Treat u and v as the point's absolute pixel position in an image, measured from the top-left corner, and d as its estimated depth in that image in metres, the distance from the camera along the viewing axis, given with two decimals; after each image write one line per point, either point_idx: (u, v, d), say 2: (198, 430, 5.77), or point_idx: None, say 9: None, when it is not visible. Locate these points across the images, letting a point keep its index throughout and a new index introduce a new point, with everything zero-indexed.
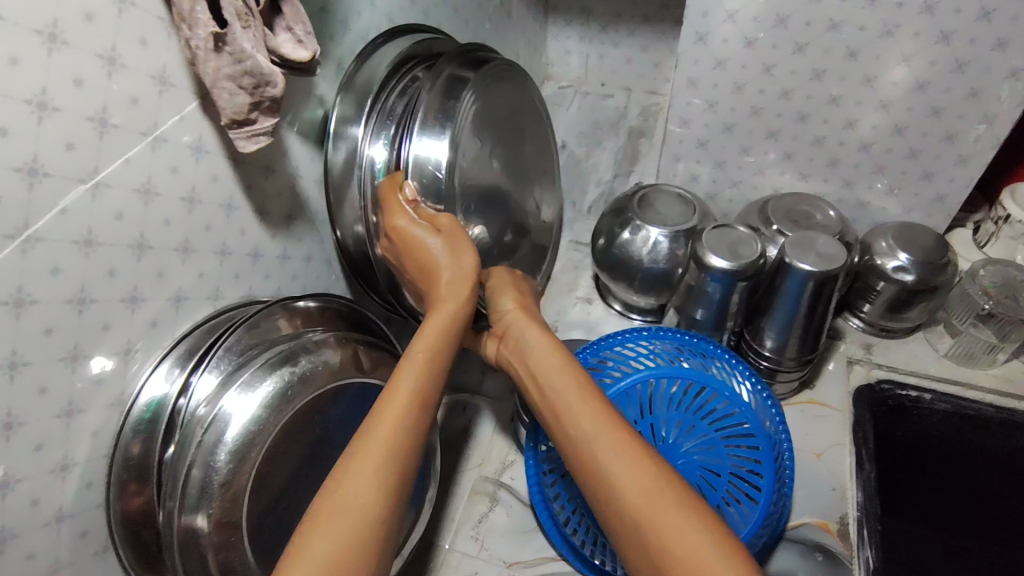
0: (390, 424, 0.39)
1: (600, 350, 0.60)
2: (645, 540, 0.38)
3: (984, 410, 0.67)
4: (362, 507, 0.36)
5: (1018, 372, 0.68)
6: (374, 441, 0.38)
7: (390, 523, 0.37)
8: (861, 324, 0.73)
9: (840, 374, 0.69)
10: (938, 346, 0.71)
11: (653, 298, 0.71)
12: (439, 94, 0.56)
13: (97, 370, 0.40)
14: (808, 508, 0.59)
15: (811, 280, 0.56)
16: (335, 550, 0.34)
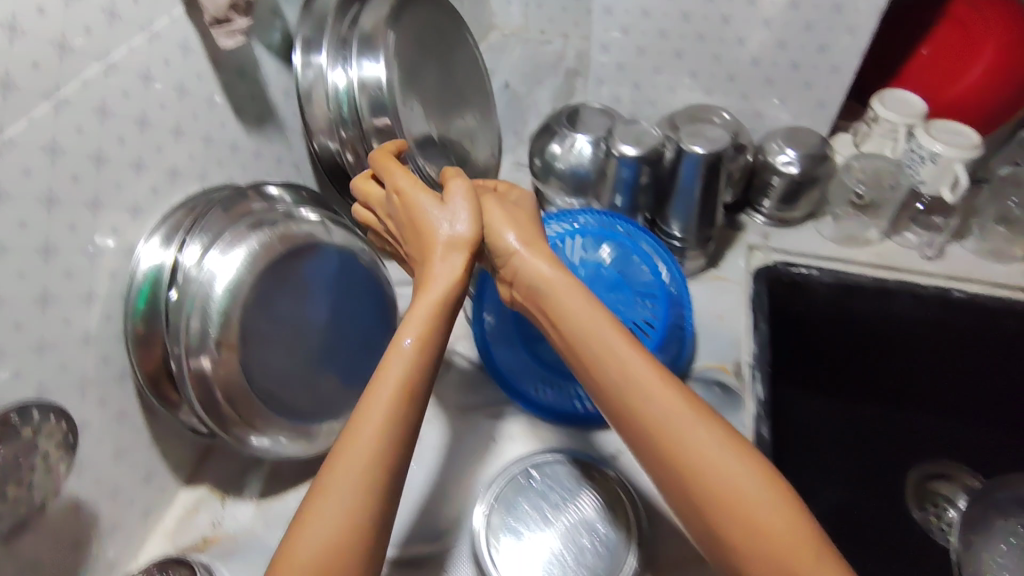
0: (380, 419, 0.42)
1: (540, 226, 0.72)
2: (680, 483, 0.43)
3: (862, 280, 0.78)
4: (356, 500, 0.41)
5: (889, 249, 0.81)
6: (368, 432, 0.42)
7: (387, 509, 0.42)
8: (763, 219, 0.85)
9: (743, 260, 0.81)
10: (823, 232, 0.84)
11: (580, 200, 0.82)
12: (373, 14, 0.69)
13: (100, 241, 0.49)
14: (708, 356, 0.72)
15: (702, 160, 0.68)
16: (331, 538, 0.40)
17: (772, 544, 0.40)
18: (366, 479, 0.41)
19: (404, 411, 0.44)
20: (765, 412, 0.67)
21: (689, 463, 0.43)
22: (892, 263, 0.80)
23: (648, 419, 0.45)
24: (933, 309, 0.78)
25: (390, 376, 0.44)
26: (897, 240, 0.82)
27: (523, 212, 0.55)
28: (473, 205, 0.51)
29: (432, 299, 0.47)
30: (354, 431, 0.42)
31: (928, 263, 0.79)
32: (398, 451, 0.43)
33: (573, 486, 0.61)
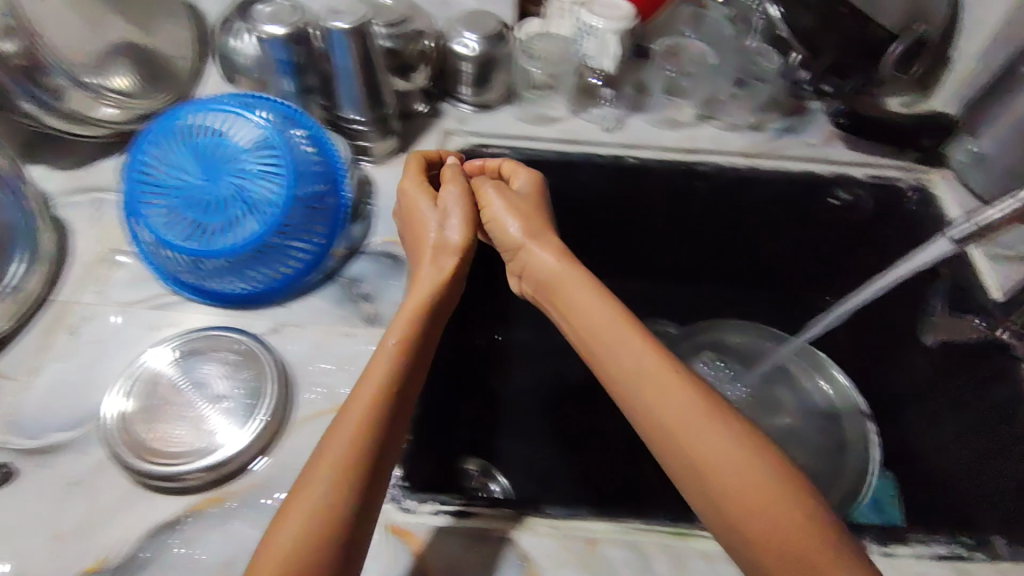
0: (355, 419, 0.49)
1: (174, 123, 0.68)
2: (688, 463, 0.48)
3: (547, 155, 0.85)
4: (315, 501, 0.46)
5: (574, 125, 0.88)
6: (340, 434, 0.49)
7: (342, 512, 0.46)
8: (467, 107, 0.88)
9: (436, 143, 0.85)
10: (518, 114, 0.88)
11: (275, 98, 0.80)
12: None
13: None
14: (384, 232, 0.75)
15: (348, 38, 0.68)
16: (291, 539, 0.45)
17: (738, 510, 0.45)
18: (334, 476, 0.47)
19: (388, 390, 0.52)
20: None
21: (688, 432, 0.48)
22: (577, 138, 0.87)
23: (629, 390, 0.53)
24: (613, 177, 0.86)
25: (375, 372, 0.52)
26: (582, 117, 0.88)
27: (525, 201, 0.69)
28: (467, 214, 0.65)
29: (417, 294, 0.58)
30: (336, 426, 0.49)
31: (605, 134, 0.87)
32: (360, 461, 0.48)
33: (239, 359, 0.64)
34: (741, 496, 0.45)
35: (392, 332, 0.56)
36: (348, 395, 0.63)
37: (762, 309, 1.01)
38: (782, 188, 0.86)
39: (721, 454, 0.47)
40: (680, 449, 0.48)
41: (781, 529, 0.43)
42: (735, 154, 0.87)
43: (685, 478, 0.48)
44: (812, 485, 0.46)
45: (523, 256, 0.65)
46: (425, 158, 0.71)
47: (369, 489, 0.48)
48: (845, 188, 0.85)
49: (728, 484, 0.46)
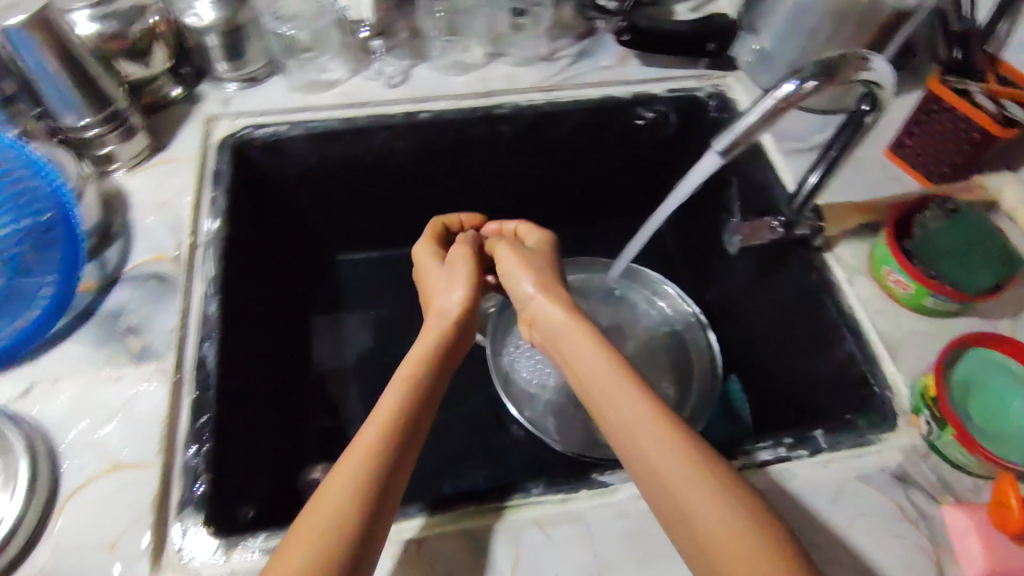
0: (361, 456, 0.47)
1: None
2: (679, 510, 0.45)
3: (331, 125, 0.77)
4: (297, 555, 0.42)
5: (355, 86, 0.80)
6: (343, 471, 0.47)
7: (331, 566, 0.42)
8: (233, 85, 0.78)
9: (198, 132, 0.75)
10: (290, 83, 0.79)
11: None
12: None
13: None
14: (145, 249, 0.66)
15: (36, 35, 0.58)
16: None
17: (727, 559, 0.42)
18: (335, 521, 0.44)
19: (393, 441, 0.49)
20: (213, 289, 0.64)
21: (681, 488, 0.45)
22: (360, 98, 0.79)
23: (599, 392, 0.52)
24: (406, 136, 0.80)
25: (387, 405, 0.51)
26: (361, 75, 0.80)
27: (540, 248, 0.68)
28: (466, 273, 0.64)
29: (428, 335, 0.59)
30: (333, 474, 0.47)
31: (390, 91, 0.80)
32: (366, 508, 0.45)
33: None
34: (694, 501, 0.44)
35: (403, 370, 0.55)
36: (124, 449, 0.55)
37: (600, 240, 1.01)
38: (585, 118, 0.83)
39: (709, 505, 0.44)
40: (664, 486, 0.46)
41: (734, 532, 0.42)
42: (532, 90, 0.82)
43: (665, 505, 0.46)
44: (766, 507, 0.44)
45: (529, 308, 0.61)
46: (444, 226, 0.73)
47: (367, 543, 0.44)
48: (647, 106, 0.84)
49: (686, 491, 0.45)
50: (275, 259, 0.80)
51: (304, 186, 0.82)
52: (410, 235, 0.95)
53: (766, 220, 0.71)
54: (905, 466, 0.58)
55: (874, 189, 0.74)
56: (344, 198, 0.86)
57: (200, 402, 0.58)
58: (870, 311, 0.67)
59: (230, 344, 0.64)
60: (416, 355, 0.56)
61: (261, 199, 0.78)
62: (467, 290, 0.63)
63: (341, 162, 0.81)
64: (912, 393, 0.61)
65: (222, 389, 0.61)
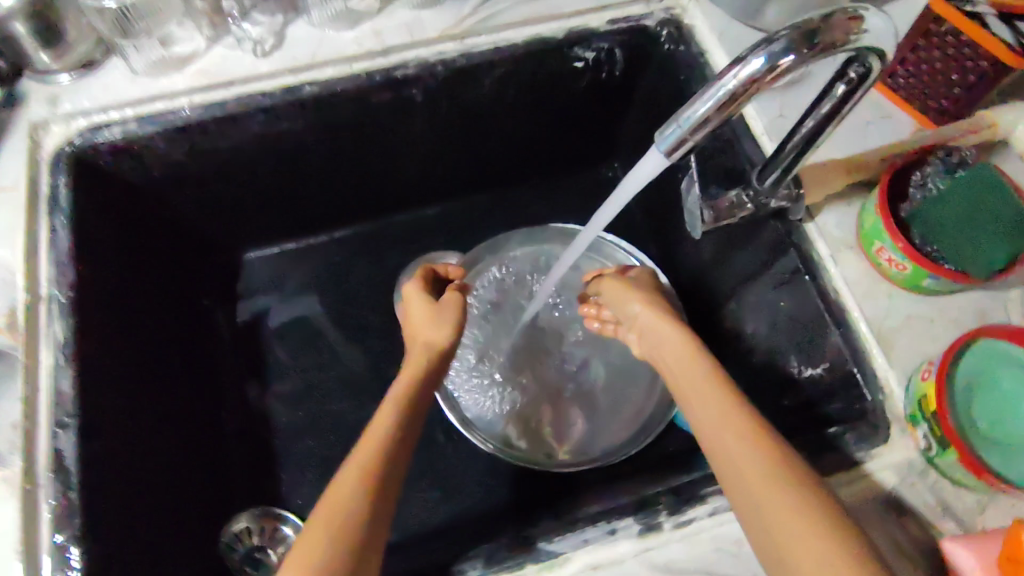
0: (369, 459, 0.44)
1: None
2: (752, 511, 0.40)
3: (193, 114, 0.62)
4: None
5: (215, 60, 0.63)
6: (350, 477, 0.43)
7: None
8: (66, 78, 0.62)
9: (23, 146, 0.59)
10: (132, 65, 0.62)
11: None
12: None
13: None
14: None
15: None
16: None
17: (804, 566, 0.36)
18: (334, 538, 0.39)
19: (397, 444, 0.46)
20: (64, 359, 0.53)
21: (753, 486, 0.40)
22: (224, 76, 0.63)
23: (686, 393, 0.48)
24: (293, 117, 0.65)
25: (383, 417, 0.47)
26: (223, 45, 0.64)
27: (641, 275, 0.66)
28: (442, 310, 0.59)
29: (425, 352, 0.56)
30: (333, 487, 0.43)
31: (261, 62, 0.63)
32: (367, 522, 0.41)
33: None
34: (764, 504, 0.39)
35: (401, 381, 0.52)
36: None
37: (551, 197, 0.88)
38: (511, 69, 0.68)
39: (780, 505, 0.39)
40: (737, 484, 0.41)
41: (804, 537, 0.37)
42: (442, 40, 0.66)
43: (739, 508, 0.41)
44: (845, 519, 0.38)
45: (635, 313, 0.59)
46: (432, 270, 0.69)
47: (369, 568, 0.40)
48: (585, 45, 0.68)
49: (749, 491, 0.40)
50: (155, 282, 0.68)
51: (179, 187, 0.68)
52: (327, 219, 0.81)
53: (731, 195, 0.57)
54: (897, 490, 0.51)
55: (862, 136, 0.61)
56: (237, 193, 0.72)
57: (64, 511, 0.49)
58: (857, 295, 0.57)
59: (95, 423, 0.54)
60: (415, 368, 0.54)
61: (126, 214, 0.64)
62: (452, 327, 0.58)
63: (219, 156, 0.66)
64: (907, 396, 0.53)
65: (92, 483, 0.52)
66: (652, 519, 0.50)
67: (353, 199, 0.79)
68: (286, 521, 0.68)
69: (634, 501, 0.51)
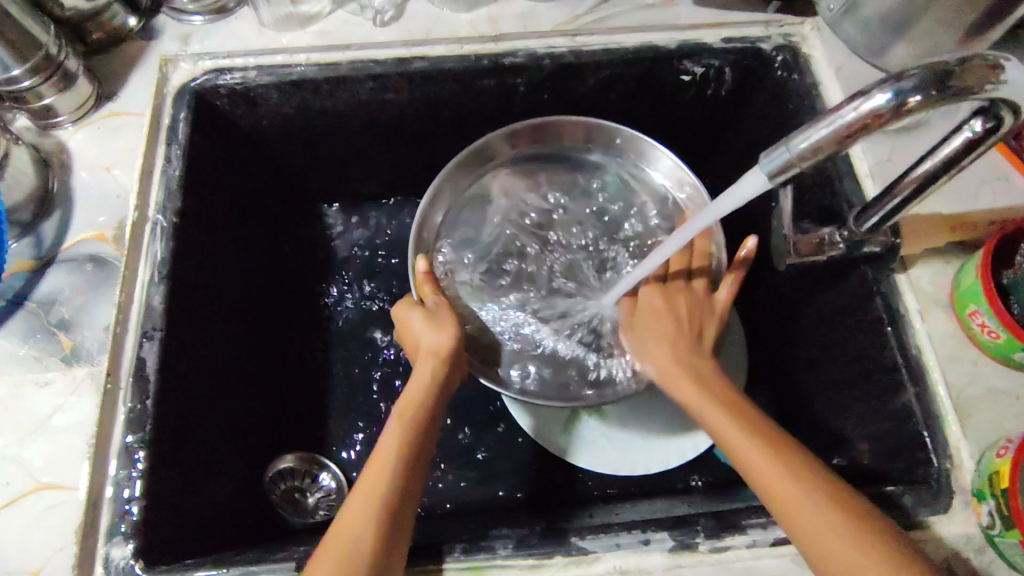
0: (362, 497, 0.46)
1: None
2: None
3: (307, 72, 0.64)
4: None
5: (337, 24, 0.66)
6: (350, 514, 0.45)
7: None
8: (201, 20, 0.66)
9: (151, 79, 0.64)
10: (261, 17, 0.66)
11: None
12: None
13: None
14: (85, 223, 0.58)
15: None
16: None
17: None
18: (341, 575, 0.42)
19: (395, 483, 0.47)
20: (159, 276, 0.56)
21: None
22: (342, 40, 0.66)
23: (704, 419, 0.51)
24: (400, 88, 0.66)
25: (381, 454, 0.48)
26: (348, 10, 0.67)
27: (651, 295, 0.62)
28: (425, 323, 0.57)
29: (417, 384, 0.53)
30: (343, 517, 0.45)
31: (379, 31, 0.66)
32: (372, 556, 0.43)
33: None
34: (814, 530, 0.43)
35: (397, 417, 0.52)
36: (45, 468, 0.49)
37: None
38: (617, 72, 0.68)
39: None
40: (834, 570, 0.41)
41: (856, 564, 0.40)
42: (554, 34, 0.67)
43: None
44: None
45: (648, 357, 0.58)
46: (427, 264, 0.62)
47: None
48: (695, 59, 0.67)
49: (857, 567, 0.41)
50: (245, 221, 0.71)
51: (279, 139, 0.70)
52: (411, 194, 0.83)
53: (825, 231, 0.55)
54: (951, 564, 0.49)
55: (974, 194, 0.58)
56: (332, 152, 0.74)
57: (137, 416, 0.51)
58: (940, 358, 0.54)
59: (178, 342, 0.56)
60: (410, 399, 0.52)
61: (231, 156, 0.67)
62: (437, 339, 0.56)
63: (324, 113, 0.68)
64: (978, 468, 0.50)
65: (165, 397, 0.54)
66: (689, 538, 0.49)
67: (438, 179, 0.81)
68: (325, 467, 0.71)
69: (671, 518, 0.50)
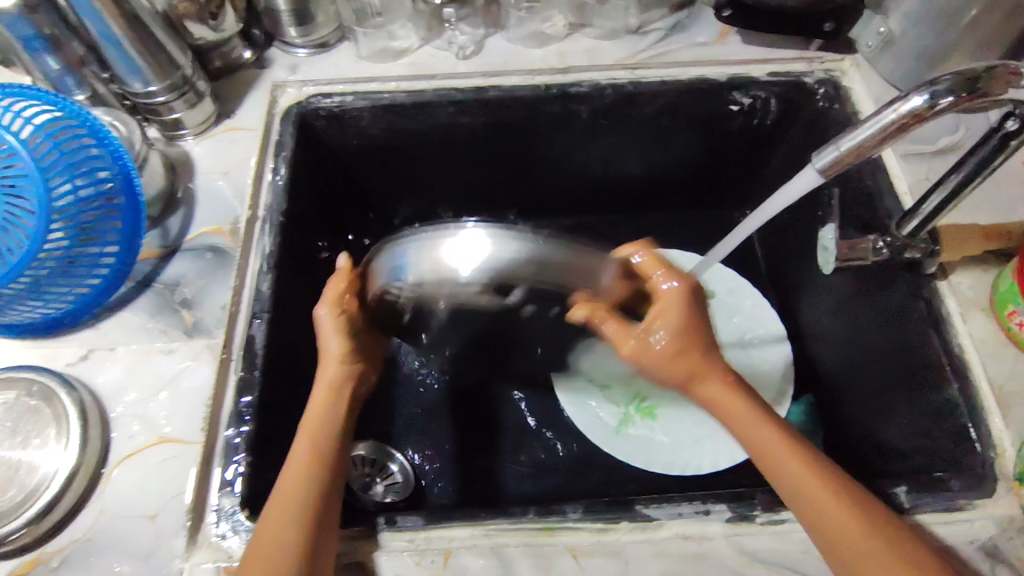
0: (299, 459, 0.50)
1: None
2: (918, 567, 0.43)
3: (397, 97, 0.73)
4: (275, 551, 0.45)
5: (424, 56, 0.76)
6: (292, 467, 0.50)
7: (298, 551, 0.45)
8: (306, 52, 0.76)
9: (264, 100, 0.73)
10: (358, 50, 0.76)
11: (82, 95, 0.65)
12: None
13: None
14: (206, 219, 0.66)
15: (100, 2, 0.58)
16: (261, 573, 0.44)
17: None
18: (294, 522, 0.46)
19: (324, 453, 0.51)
20: (267, 266, 0.63)
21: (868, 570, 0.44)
22: (428, 71, 0.75)
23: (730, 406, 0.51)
24: (476, 113, 0.75)
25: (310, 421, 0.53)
26: (433, 46, 0.77)
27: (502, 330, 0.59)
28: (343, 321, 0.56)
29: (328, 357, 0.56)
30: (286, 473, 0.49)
31: (461, 63, 0.75)
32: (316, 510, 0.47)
33: (39, 401, 0.54)
34: (754, 430, 0.50)
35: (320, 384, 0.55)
36: (167, 423, 0.56)
37: (677, 231, 0.93)
38: (672, 102, 0.75)
39: None
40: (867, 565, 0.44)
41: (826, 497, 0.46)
42: (615, 68, 0.75)
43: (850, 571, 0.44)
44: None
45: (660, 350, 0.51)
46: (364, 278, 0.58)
47: (322, 538, 0.46)
48: (744, 91, 0.74)
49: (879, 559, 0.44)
50: (332, 230, 0.79)
51: (366, 157, 0.78)
52: (476, 214, 0.90)
53: (869, 238, 0.61)
54: (996, 541, 0.52)
55: (1006, 210, 0.63)
56: (411, 171, 0.82)
57: (245, 383, 0.58)
58: (982, 356, 0.58)
59: (280, 325, 0.63)
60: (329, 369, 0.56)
61: (324, 170, 0.76)
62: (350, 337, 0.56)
63: (407, 134, 0.76)
64: (1020, 455, 0.53)
65: (269, 371, 0.60)
66: (747, 510, 0.53)
67: (503, 199, 0.89)
68: (394, 459, 0.74)
69: (728, 492, 0.54)
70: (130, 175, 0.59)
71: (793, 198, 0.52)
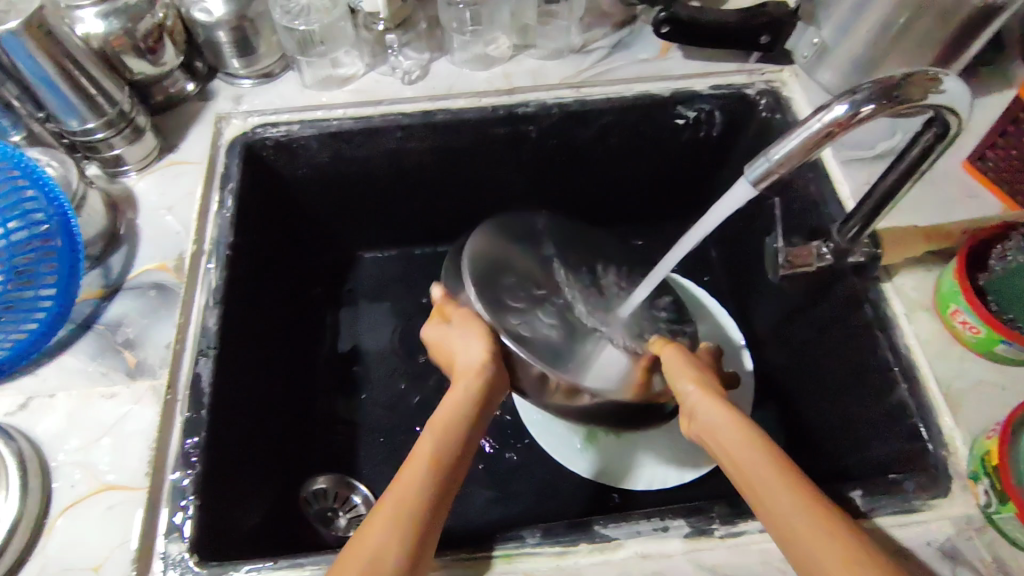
0: (401, 493, 0.46)
1: None
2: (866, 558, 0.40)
3: (343, 124, 0.73)
4: None
5: (370, 82, 0.76)
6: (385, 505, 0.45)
7: None
8: (249, 83, 0.76)
9: (207, 133, 0.72)
10: (303, 80, 0.76)
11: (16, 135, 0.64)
12: None
13: None
14: (149, 256, 0.65)
15: (31, 43, 0.56)
16: None
17: None
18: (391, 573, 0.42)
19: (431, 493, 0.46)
20: (214, 301, 0.62)
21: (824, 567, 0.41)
22: (374, 96, 0.75)
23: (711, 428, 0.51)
24: (425, 137, 0.75)
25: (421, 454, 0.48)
26: (378, 72, 0.76)
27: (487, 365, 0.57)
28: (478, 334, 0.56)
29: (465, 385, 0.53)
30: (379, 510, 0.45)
31: (407, 88, 0.75)
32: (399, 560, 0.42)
33: None
34: (741, 456, 0.48)
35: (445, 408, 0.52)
36: (110, 469, 0.54)
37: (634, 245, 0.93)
38: (618, 118, 0.76)
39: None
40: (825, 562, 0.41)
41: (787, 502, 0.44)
42: (561, 86, 0.75)
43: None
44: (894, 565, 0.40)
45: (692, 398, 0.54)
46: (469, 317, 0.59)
47: None
48: (688, 104, 0.75)
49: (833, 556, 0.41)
50: (284, 260, 0.78)
51: (316, 185, 0.78)
52: (432, 237, 0.90)
53: (813, 245, 0.62)
54: (955, 541, 0.52)
55: (944, 210, 0.64)
56: (363, 196, 0.81)
57: (193, 424, 0.56)
58: (929, 356, 0.59)
59: (229, 361, 0.62)
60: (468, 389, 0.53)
61: (273, 202, 0.75)
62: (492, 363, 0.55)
63: (356, 160, 0.76)
64: (971, 452, 0.54)
65: (218, 409, 0.59)
66: (705, 524, 0.52)
67: (458, 220, 0.88)
68: (357, 491, 0.73)
69: (686, 507, 0.54)
70: (66, 214, 0.58)
71: (729, 212, 0.52)
